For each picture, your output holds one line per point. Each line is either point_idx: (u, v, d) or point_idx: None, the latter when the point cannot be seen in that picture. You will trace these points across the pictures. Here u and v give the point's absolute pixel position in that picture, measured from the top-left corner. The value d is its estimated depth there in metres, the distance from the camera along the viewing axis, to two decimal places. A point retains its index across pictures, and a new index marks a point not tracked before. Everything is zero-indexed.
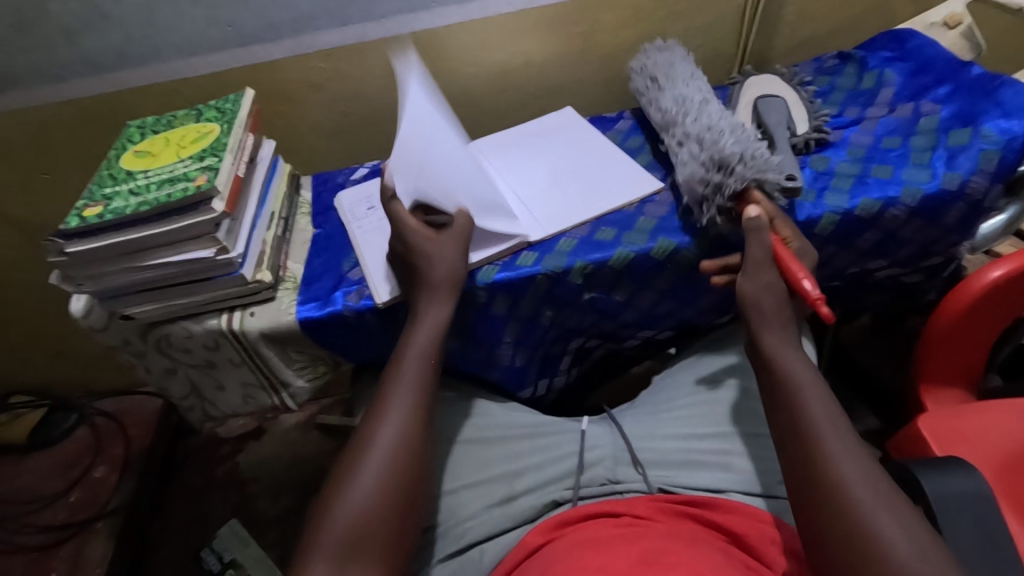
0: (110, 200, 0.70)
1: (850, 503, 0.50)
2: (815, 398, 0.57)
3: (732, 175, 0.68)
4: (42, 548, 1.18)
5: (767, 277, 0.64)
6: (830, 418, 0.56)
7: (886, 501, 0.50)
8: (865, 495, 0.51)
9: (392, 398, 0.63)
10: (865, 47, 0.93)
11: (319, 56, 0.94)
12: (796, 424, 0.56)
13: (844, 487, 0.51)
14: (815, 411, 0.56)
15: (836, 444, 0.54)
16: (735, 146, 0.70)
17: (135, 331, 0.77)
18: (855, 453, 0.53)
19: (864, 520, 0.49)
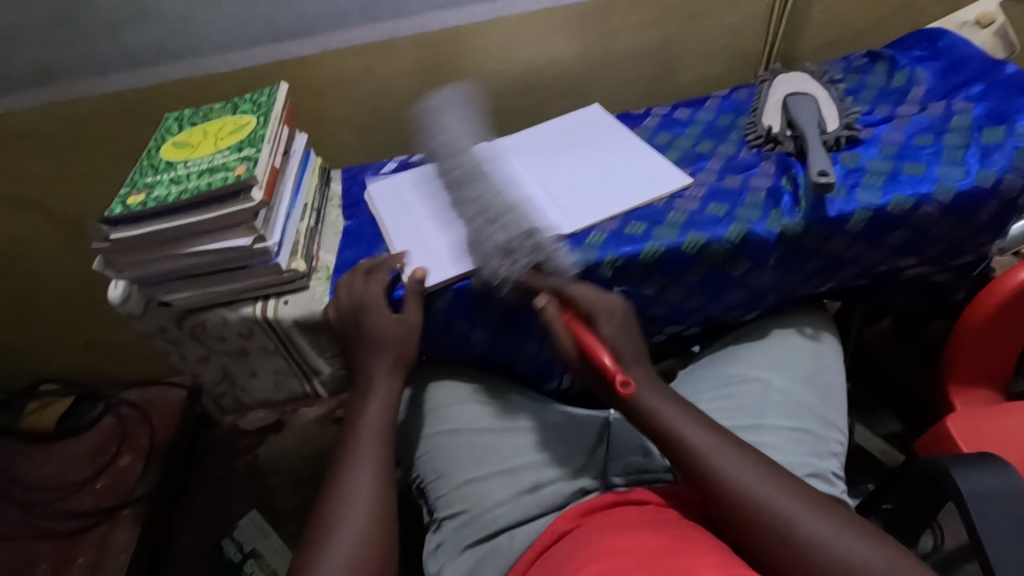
0: (152, 188, 0.72)
1: (775, 523, 0.53)
2: (698, 432, 0.60)
3: (529, 245, 0.68)
4: (69, 534, 1.20)
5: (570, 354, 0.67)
6: (723, 450, 0.58)
7: (795, 493, 0.55)
8: (781, 495, 0.55)
9: (355, 460, 0.64)
10: (895, 46, 0.93)
11: (350, 51, 0.95)
12: (691, 467, 0.58)
13: (761, 509, 0.54)
14: (707, 445, 0.59)
15: (736, 471, 0.57)
16: (503, 232, 0.69)
17: (171, 318, 0.78)
18: (759, 477, 0.56)
19: (782, 518, 0.54)
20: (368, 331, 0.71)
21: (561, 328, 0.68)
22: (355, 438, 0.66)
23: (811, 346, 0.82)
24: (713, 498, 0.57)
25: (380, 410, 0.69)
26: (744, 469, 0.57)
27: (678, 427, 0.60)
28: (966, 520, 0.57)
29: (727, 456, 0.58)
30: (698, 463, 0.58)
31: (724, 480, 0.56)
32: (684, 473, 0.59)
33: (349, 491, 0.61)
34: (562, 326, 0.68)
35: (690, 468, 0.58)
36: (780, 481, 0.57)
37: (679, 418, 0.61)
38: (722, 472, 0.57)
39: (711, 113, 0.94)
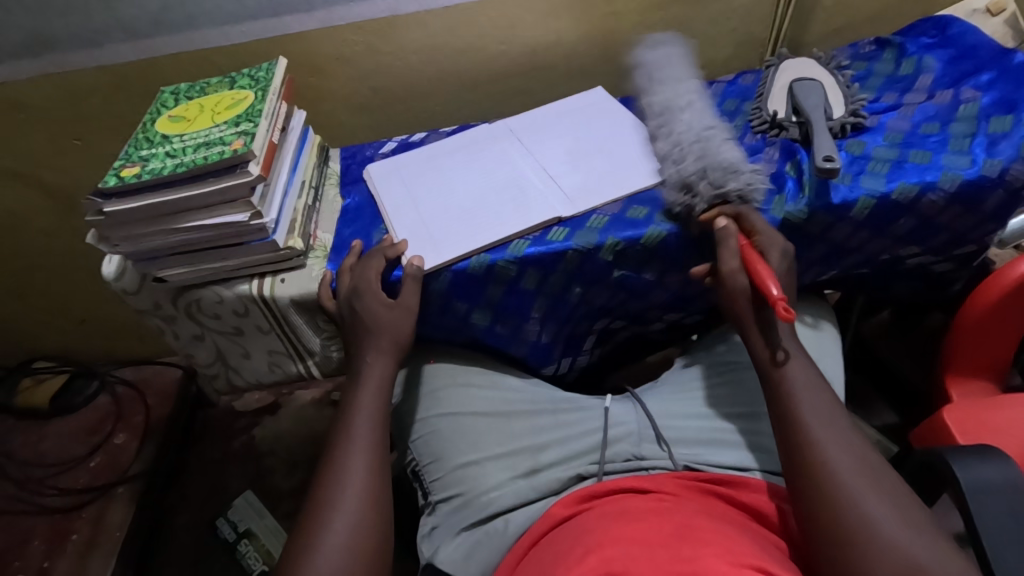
0: (147, 161, 0.71)
1: (847, 497, 0.51)
2: (813, 392, 0.59)
3: (743, 178, 0.69)
4: (64, 510, 1.20)
5: (737, 282, 0.66)
6: (828, 413, 0.58)
7: (875, 488, 0.52)
8: (859, 486, 0.52)
9: (350, 443, 0.64)
10: (904, 33, 0.91)
11: (350, 28, 0.93)
12: (787, 417, 0.59)
13: (841, 478, 0.53)
14: (808, 405, 0.58)
15: (829, 435, 0.56)
16: (698, 161, 0.71)
17: (167, 294, 0.78)
18: (848, 455, 0.54)
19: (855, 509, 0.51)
20: (362, 317, 0.70)
21: (732, 249, 0.66)
22: (349, 424, 0.65)
23: (811, 334, 0.82)
24: (794, 451, 0.56)
25: (375, 397, 0.68)
26: (839, 440, 0.55)
27: (791, 386, 0.60)
28: (963, 508, 0.57)
29: (826, 419, 0.57)
30: (793, 419, 0.58)
31: (814, 441, 0.55)
32: (778, 434, 0.59)
33: (343, 478, 0.61)
34: (734, 250, 0.67)
35: (783, 421, 0.59)
36: (865, 469, 0.54)
37: (800, 375, 0.61)
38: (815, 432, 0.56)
39: (716, 98, 0.92)
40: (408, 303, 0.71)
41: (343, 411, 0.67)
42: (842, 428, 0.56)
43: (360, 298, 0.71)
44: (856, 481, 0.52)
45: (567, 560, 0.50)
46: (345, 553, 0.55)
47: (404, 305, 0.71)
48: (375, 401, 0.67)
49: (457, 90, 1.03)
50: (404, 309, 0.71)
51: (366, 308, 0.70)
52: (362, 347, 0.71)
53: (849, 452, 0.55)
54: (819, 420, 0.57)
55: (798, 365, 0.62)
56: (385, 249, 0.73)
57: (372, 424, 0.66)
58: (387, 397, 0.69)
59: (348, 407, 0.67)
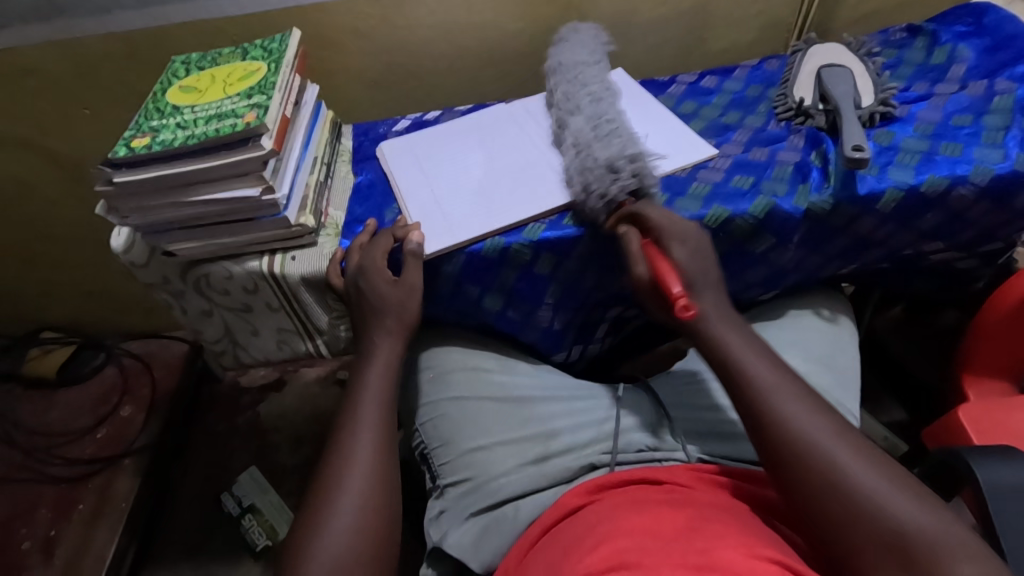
0: (158, 131, 0.69)
1: (823, 462, 0.51)
2: (762, 365, 0.58)
3: (614, 177, 0.68)
4: (70, 480, 1.21)
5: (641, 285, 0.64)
6: (787, 387, 0.57)
7: (849, 450, 0.52)
8: (832, 452, 0.52)
9: (358, 424, 0.63)
10: (937, 21, 0.88)
11: (366, 0, 0.91)
12: (746, 393, 0.57)
13: (813, 445, 0.52)
14: (768, 382, 0.57)
15: (796, 411, 0.55)
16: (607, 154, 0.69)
17: (176, 268, 0.77)
18: (815, 422, 0.54)
19: (835, 476, 0.51)
20: (369, 298, 0.69)
21: (633, 255, 0.65)
22: (356, 405, 0.64)
23: (828, 330, 0.81)
24: (762, 433, 0.55)
25: (383, 378, 0.67)
26: (815, 424, 0.54)
27: (735, 354, 0.59)
28: (981, 509, 0.56)
29: (786, 394, 0.56)
30: (755, 402, 0.56)
31: (777, 416, 0.55)
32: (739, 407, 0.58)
33: (351, 458, 0.60)
34: (640, 251, 0.65)
35: (745, 406, 0.57)
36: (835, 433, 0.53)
37: (740, 346, 0.60)
38: (784, 412, 0.55)
39: (740, 83, 0.90)
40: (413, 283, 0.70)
41: (351, 392, 0.66)
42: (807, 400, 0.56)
43: (366, 279, 0.69)
44: (837, 453, 0.52)
45: (578, 551, 0.50)
46: (354, 534, 0.55)
47: (408, 284, 0.70)
48: (384, 385, 0.66)
49: (474, 67, 1.01)
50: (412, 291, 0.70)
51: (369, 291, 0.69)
52: (372, 329, 0.70)
53: (810, 418, 0.54)
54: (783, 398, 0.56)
55: (737, 337, 0.60)
56: (394, 230, 0.72)
57: (380, 405, 0.65)
58: (394, 380, 0.68)
59: (356, 388, 0.66)
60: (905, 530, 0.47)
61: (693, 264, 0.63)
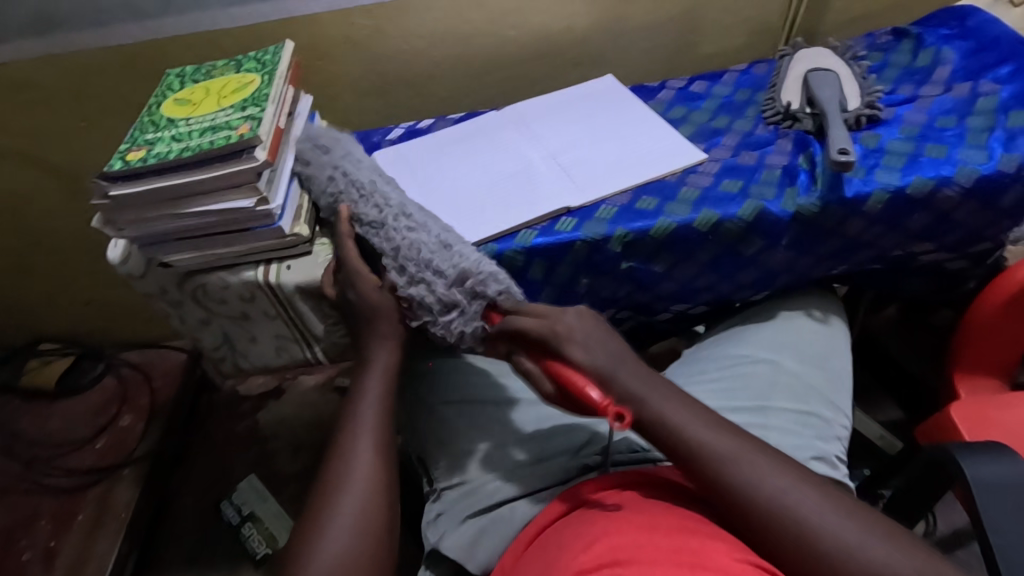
0: (153, 144, 0.70)
1: (794, 516, 0.50)
2: (706, 431, 0.55)
3: (465, 293, 0.65)
4: (70, 490, 1.21)
5: (545, 389, 0.57)
6: (742, 446, 0.55)
7: (816, 500, 0.51)
8: (801, 502, 0.51)
9: (357, 427, 0.64)
10: (922, 24, 0.90)
11: (359, 11, 0.92)
12: (701, 469, 0.54)
13: (779, 502, 0.51)
14: (721, 444, 0.55)
15: (755, 470, 0.53)
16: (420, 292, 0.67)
17: (173, 279, 0.78)
18: (775, 478, 0.53)
19: (806, 530, 0.50)
20: (359, 305, 0.70)
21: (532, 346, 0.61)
22: (356, 409, 0.65)
23: (820, 329, 0.81)
24: (720, 502, 0.53)
25: (381, 382, 0.67)
26: (773, 481, 0.52)
27: (680, 424, 0.56)
28: (971, 506, 0.57)
29: (743, 458, 0.54)
30: (708, 470, 0.54)
31: (738, 482, 0.53)
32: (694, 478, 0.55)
33: (351, 462, 0.61)
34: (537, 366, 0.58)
35: (701, 474, 0.54)
36: (797, 482, 0.53)
37: (686, 409, 0.57)
38: (740, 475, 0.53)
39: (728, 88, 0.91)
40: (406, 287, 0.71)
41: (349, 398, 0.67)
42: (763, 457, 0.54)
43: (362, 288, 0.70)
44: (802, 508, 0.51)
45: (571, 549, 0.50)
46: (353, 536, 0.56)
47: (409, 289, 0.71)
48: (382, 390, 0.67)
49: (467, 76, 1.02)
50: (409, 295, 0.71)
51: (362, 299, 0.71)
52: (367, 335, 0.70)
53: (770, 474, 0.53)
54: (741, 462, 0.53)
55: (684, 410, 0.57)
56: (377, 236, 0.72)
57: (376, 409, 0.65)
58: (393, 385, 0.68)
59: (354, 394, 0.67)
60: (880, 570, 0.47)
61: (595, 357, 0.57)
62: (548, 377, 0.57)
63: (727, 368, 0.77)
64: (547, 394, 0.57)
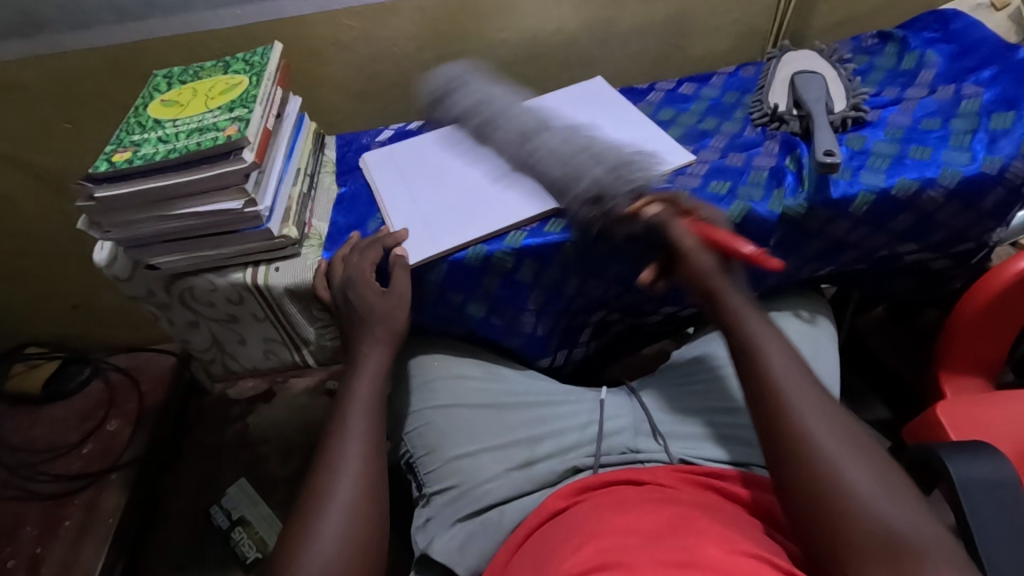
0: (139, 146, 0.70)
1: (823, 457, 0.51)
2: (785, 364, 0.57)
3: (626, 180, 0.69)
4: (56, 496, 1.19)
5: (703, 260, 0.64)
6: (804, 392, 0.55)
7: (855, 454, 0.51)
8: (834, 448, 0.51)
9: (346, 431, 0.63)
10: (907, 27, 0.91)
11: (347, 13, 0.92)
12: (758, 384, 0.57)
13: (813, 439, 0.52)
14: (787, 378, 0.56)
15: (806, 405, 0.54)
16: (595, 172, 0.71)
17: (160, 281, 0.77)
18: (822, 418, 0.53)
19: (832, 472, 0.50)
20: (357, 307, 0.70)
21: (686, 228, 0.66)
22: (345, 413, 0.65)
23: (807, 329, 0.82)
24: (766, 422, 0.55)
25: (370, 386, 0.68)
26: (818, 419, 0.53)
27: (755, 341, 0.59)
28: (955, 505, 0.58)
29: (804, 404, 0.54)
30: (762, 386, 0.56)
31: (786, 408, 0.54)
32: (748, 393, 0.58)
33: (340, 466, 0.60)
34: (689, 229, 0.66)
35: (763, 399, 0.56)
36: (843, 432, 0.53)
37: (772, 348, 0.59)
38: (789, 403, 0.54)
39: (717, 90, 0.91)
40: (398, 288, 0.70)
41: (338, 401, 0.67)
42: (826, 409, 0.54)
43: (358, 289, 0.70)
44: (842, 461, 0.50)
45: (562, 552, 0.50)
46: (343, 539, 0.55)
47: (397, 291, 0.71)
48: (371, 394, 0.67)
49: None
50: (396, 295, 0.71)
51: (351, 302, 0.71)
52: (357, 340, 0.70)
53: (820, 415, 0.54)
54: (803, 406, 0.54)
55: (770, 343, 0.59)
56: (383, 239, 0.73)
57: (365, 412, 0.65)
58: (381, 389, 0.68)
59: (344, 397, 0.67)
60: (885, 527, 0.46)
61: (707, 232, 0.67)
62: (698, 236, 0.66)
63: (707, 372, 0.77)
64: (704, 261, 0.64)
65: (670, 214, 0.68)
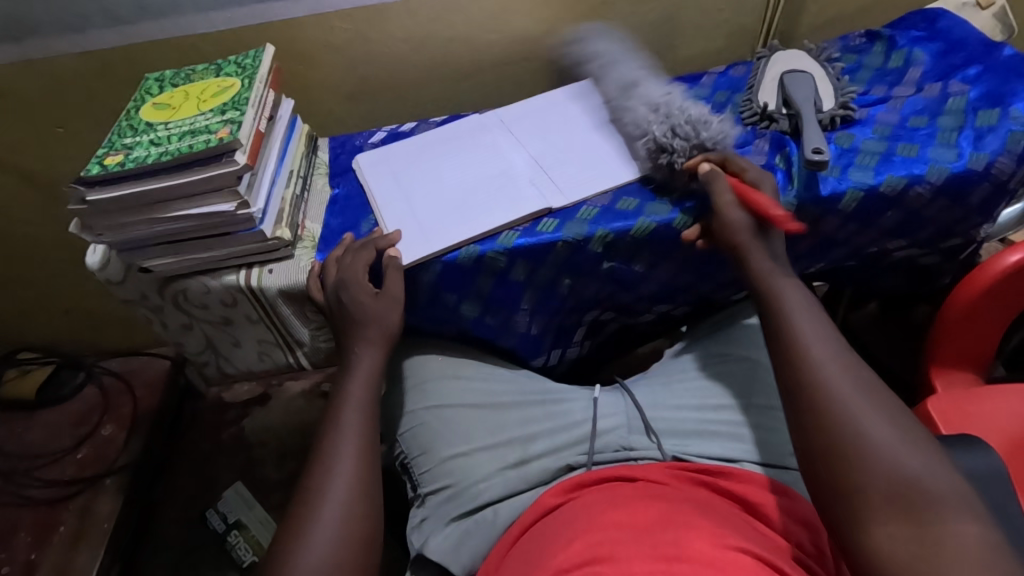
0: (131, 149, 0.70)
1: (844, 410, 0.51)
2: (807, 322, 0.59)
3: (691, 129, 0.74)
4: (51, 502, 1.19)
5: (737, 215, 0.67)
6: (825, 347, 0.56)
7: (875, 404, 0.51)
8: (855, 398, 0.52)
9: (339, 432, 0.63)
10: (894, 26, 0.92)
11: (339, 15, 0.92)
12: (787, 347, 0.58)
13: (834, 393, 0.52)
14: (809, 335, 0.58)
15: (825, 358, 0.55)
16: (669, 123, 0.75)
17: (153, 284, 0.77)
18: (840, 371, 0.54)
19: (850, 420, 0.50)
20: (350, 309, 0.70)
21: (726, 183, 0.69)
22: (339, 413, 0.65)
23: None
24: (788, 376, 0.57)
25: (363, 387, 0.68)
26: (836, 370, 0.54)
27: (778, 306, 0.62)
28: None
29: (824, 359, 0.55)
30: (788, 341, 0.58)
31: (811, 361, 0.56)
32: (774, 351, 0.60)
33: (332, 467, 0.60)
34: (729, 187, 0.69)
35: (784, 355, 0.58)
36: (864, 384, 0.53)
37: (799, 310, 0.61)
38: (813, 356, 0.56)
39: (707, 89, 0.92)
40: (392, 290, 0.71)
41: (332, 402, 0.67)
42: (848, 363, 0.55)
43: (350, 291, 0.70)
44: (859, 410, 0.51)
45: (553, 548, 0.51)
46: (336, 539, 0.56)
47: (389, 291, 0.71)
48: (364, 395, 0.67)
49: (449, 79, 1.03)
50: (389, 295, 0.71)
51: (343, 303, 0.71)
52: (349, 341, 0.71)
53: (843, 367, 0.55)
54: (823, 360, 0.55)
55: (795, 298, 0.62)
56: (376, 240, 0.73)
57: (357, 413, 0.65)
58: (375, 390, 0.68)
59: (337, 398, 0.67)
60: (903, 477, 0.46)
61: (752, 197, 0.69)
62: (737, 195, 0.69)
63: (698, 370, 0.78)
64: (738, 217, 0.67)
65: (719, 171, 0.71)
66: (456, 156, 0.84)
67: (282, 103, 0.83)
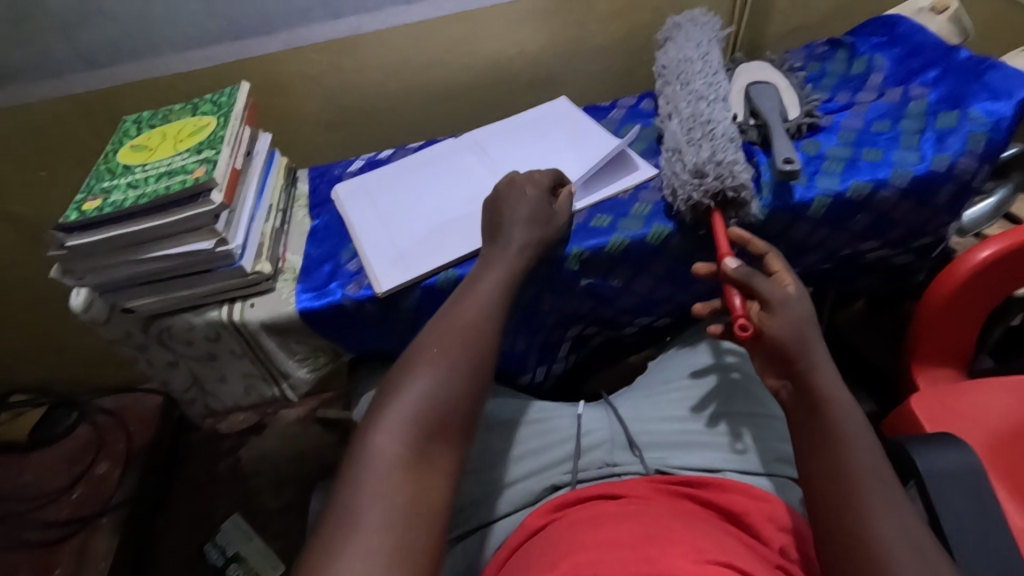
0: (109, 193, 0.71)
1: (858, 503, 0.51)
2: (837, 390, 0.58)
3: (711, 173, 0.70)
4: (46, 544, 1.18)
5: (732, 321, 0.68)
6: (853, 435, 0.55)
7: (893, 509, 0.50)
8: (872, 497, 0.51)
9: (449, 330, 0.62)
10: (855, 33, 0.94)
11: (314, 48, 0.94)
12: (812, 412, 0.57)
13: (852, 484, 0.52)
14: (837, 407, 0.56)
15: (855, 441, 0.54)
16: (702, 155, 0.72)
17: (137, 323, 0.77)
18: (862, 459, 0.53)
19: (862, 520, 0.50)
20: (503, 215, 0.72)
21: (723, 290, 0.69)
22: (459, 304, 0.65)
23: None
24: (811, 457, 0.56)
25: (494, 283, 0.67)
26: (854, 454, 0.53)
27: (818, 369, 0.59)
28: (924, 498, 0.59)
29: (880, 511, 0.50)
30: (815, 414, 0.57)
31: (834, 442, 0.55)
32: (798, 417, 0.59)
33: (430, 358, 0.59)
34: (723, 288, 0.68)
35: (810, 431, 0.57)
36: (883, 483, 0.52)
37: (834, 387, 0.58)
38: (838, 433, 0.55)
39: None
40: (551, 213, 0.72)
41: (457, 292, 0.67)
42: (882, 468, 0.53)
43: (513, 217, 0.70)
44: (870, 507, 0.50)
45: (541, 567, 0.51)
46: (430, 414, 0.55)
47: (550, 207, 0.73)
48: (489, 297, 0.65)
49: (424, 104, 1.04)
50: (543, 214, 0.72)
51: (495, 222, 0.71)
52: (491, 242, 0.71)
53: (862, 453, 0.54)
54: (875, 510, 0.50)
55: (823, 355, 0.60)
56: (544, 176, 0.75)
57: (480, 307, 0.65)
58: (507, 292, 0.67)
59: (461, 293, 0.66)
60: None
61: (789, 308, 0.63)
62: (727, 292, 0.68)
63: (681, 381, 0.79)
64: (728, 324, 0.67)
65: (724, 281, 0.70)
66: (430, 183, 0.85)
67: (255, 137, 0.84)
